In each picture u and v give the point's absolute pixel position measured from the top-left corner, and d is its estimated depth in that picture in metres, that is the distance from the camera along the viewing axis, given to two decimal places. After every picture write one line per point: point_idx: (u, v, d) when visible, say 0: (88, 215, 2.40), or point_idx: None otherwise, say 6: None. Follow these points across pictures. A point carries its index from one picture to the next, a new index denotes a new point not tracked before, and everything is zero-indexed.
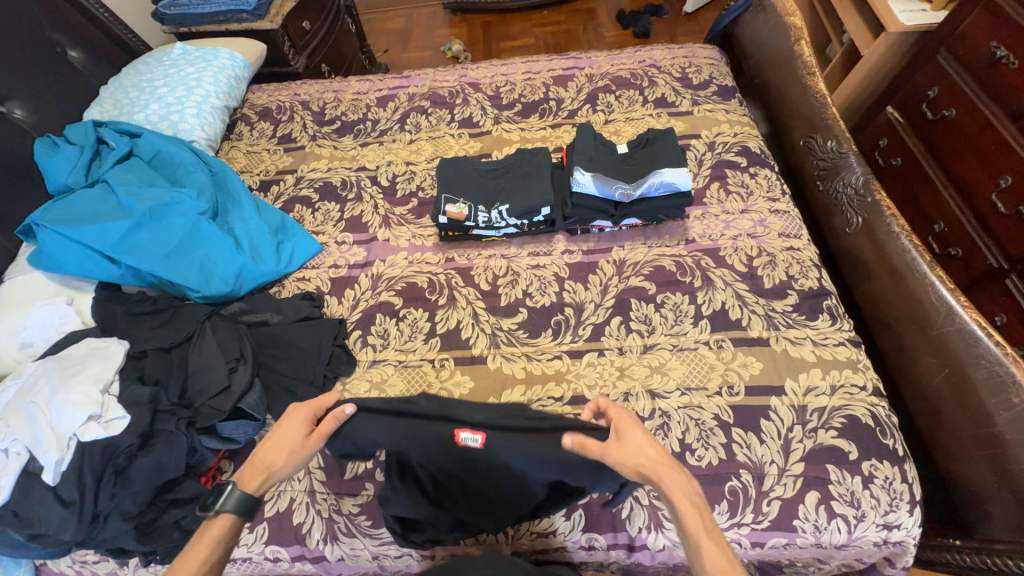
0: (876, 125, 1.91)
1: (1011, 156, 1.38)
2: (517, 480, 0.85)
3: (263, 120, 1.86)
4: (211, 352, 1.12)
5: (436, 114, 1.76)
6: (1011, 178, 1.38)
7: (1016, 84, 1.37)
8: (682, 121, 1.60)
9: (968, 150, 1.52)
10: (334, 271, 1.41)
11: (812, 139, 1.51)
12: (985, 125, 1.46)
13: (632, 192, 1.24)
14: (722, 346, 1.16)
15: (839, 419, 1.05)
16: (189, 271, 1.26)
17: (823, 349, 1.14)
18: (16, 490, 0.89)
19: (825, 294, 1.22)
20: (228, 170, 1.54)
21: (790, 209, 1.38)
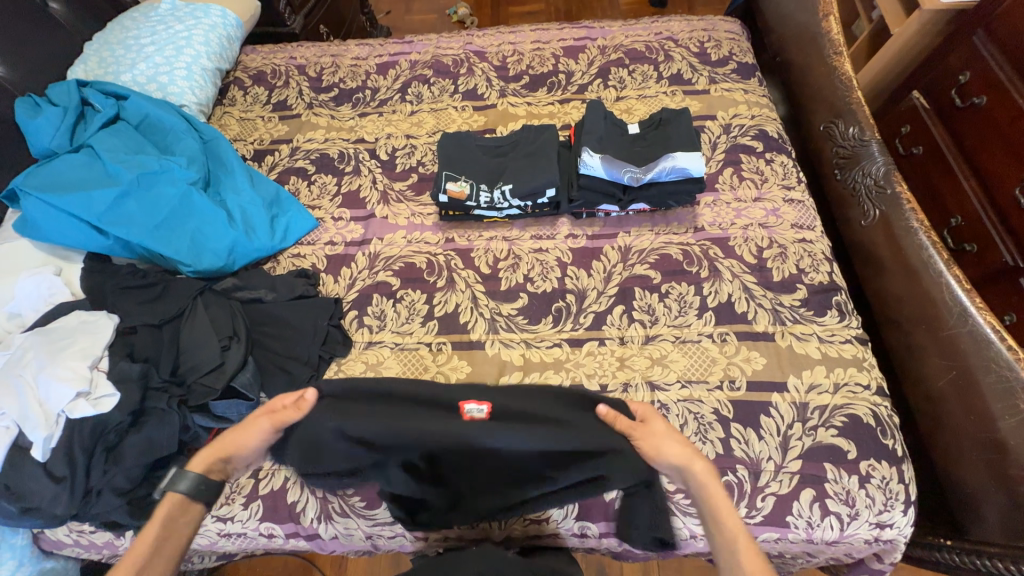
0: (900, 110, 1.82)
1: None
2: (505, 461, 0.84)
3: (258, 85, 1.77)
4: (204, 329, 1.09)
5: (439, 84, 1.68)
6: None
7: None
8: (698, 101, 1.52)
9: (995, 141, 1.45)
10: (330, 248, 1.37)
11: (833, 124, 1.44)
12: (1016, 114, 1.39)
13: (642, 176, 1.17)
14: (726, 339, 1.13)
15: (840, 418, 1.03)
16: (180, 244, 1.22)
17: (829, 346, 1.11)
18: (6, 464, 0.88)
19: (835, 289, 1.19)
20: (220, 137, 1.48)
21: (805, 198, 1.33)
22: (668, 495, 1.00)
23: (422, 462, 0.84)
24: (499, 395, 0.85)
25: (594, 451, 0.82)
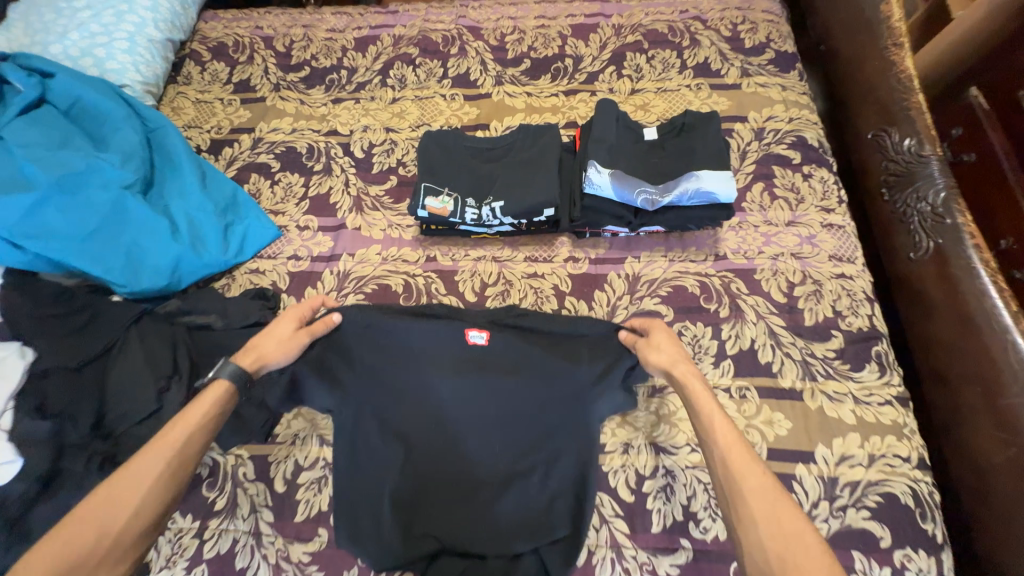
0: (956, 107, 1.32)
1: None
2: (492, 403, 0.88)
3: (217, 59, 1.53)
4: (137, 368, 0.94)
5: (425, 66, 1.44)
6: None
7: None
8: (727, 98, 1.30)
9: None
10: (294, 263, 1.19)
11: (884, 133, 1.22)
12: None
13: (659, 199, 0.98)
14: (745, 396, 0.97)
15: (874, 498, 0.89)
16: (113, 261, 1.05)
17: (865, 408, 0.95)
18: None
19: (875, 338, 1.02)
20: (168, 126, 1.27)
21: (846, 223, 1.14)
22: None
23: (411, 402, 0.88)
24: (501, 331, 0.89)
25: (571, 396, 0.87)
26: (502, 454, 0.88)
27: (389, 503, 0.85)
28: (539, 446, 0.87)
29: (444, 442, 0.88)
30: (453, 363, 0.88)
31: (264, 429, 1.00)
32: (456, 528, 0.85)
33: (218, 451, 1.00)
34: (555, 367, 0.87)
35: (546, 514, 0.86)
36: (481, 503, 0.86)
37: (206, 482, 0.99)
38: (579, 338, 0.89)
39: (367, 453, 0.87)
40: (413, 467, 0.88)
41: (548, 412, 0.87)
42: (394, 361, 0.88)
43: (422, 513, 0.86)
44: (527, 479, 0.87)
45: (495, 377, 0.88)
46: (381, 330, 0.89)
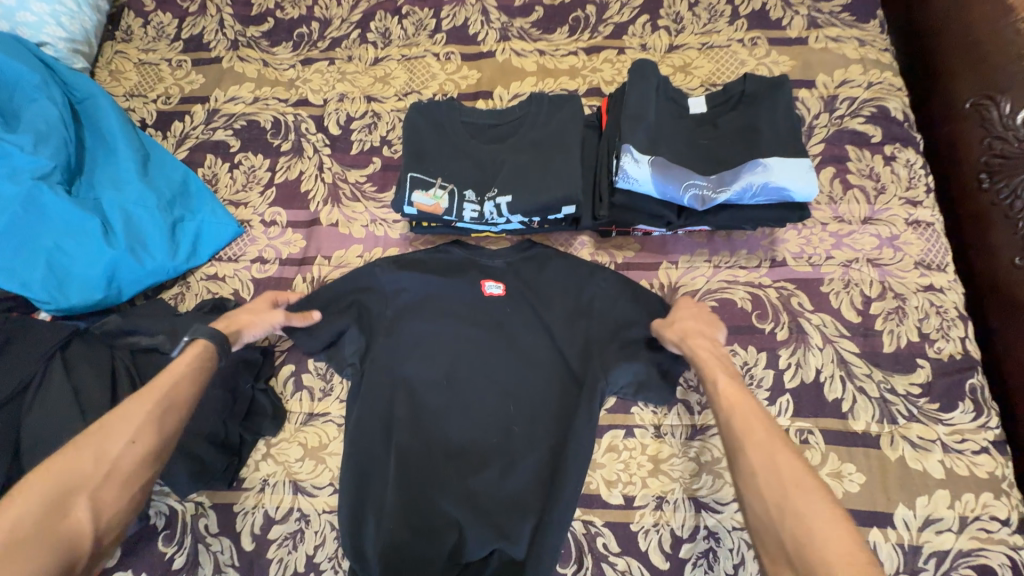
0: None
1: None
2: (507, 351, 0.87)
3: (162, 9, 1.25)
4: (65, 408, 0.77)
5: (413, 17, 1.17)
6: None
7: None
8: (790, 56, 1.04)
9: None
10: (259, 268, 0.99)
11: (990, 103, 0.95)
12: None
13: (712, 196, 0.76)
14: (808, 441, 0.79)
15: (965, 572, 0.72)
16: (33, 272, 0.86)
17: (956, 459, 0.78)
18: None
19: (972, 368, 0.82)
20: (99, 95, 1.03)
21: (938, 220, 0.91)
22: None
23: (426, 350, 0.87)
24: (516, 278, 0.90)
25: (589, 344, 0.85)
26: (514, 410, 0.84)
27: (396, 461, 0.81)
28: (557, 394, 0.84)
29: (456, 391, 0.85)
30: (469, 311, 0.90)
31: (227, 474, 0.84)
32: (465, 489, 0.80)
33: (175, 497, 0.85)
34: (571, 310, 0.87)
35: (561, 480, 0.80)
36: (491, 463, 0.81)
37: (162, 534, 0.84)
38: (596, 285, 0.88)
39: (376, 405, 0.84)
40: (424, 422, 0.84)
41: (566, 364, 0.85)
42: (409, 311, 0.89)
43: (428, 474, 0.81)
44: (540, 436, 0.82)
45: (510, 324, 0.88)
46: (401, 283, 0.90)
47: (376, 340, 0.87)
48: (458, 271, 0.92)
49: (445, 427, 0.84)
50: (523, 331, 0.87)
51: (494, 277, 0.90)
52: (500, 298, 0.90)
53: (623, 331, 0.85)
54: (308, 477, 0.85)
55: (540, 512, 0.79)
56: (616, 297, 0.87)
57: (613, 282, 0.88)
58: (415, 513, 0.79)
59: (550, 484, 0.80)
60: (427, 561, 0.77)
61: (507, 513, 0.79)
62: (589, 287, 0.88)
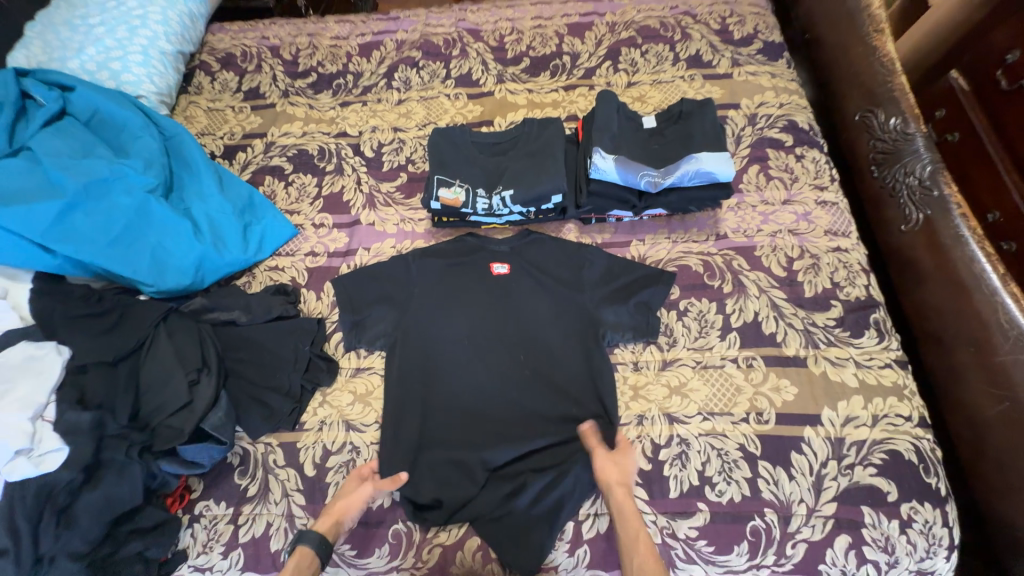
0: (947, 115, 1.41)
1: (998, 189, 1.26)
2: (515, 314, 1.10)
3: (226, 69, 1.58)
4: (168, 362, 0.97)
5: (429, 68, 1.50)
6: (998, 213, 1.26)
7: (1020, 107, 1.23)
8: (720, 87, 1.36)
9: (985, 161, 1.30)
10: (311, 260, 1.23)
11: (872, 114, 1.27)
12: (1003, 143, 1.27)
13: (661, 180, 1.04)
14: (752, 365, 1.02)
15: (880, 455, 0.93)
16: (139, 262, 1.09)
17: (867, 373, 1.00)
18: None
19: (873, 306, 1.07)
20: (184, 133, 1.31)
21: (840, 199, 1.19)
22: (688, 542, 0.91)
23: (449, 317, 1.11)
24: (518, 258, 1.15)
25: (581, 304, 1.09)
26: (523, 358, 1.06)
27: (433, 402, 1.04)
28: (558, 344, 1.07)
29: (475, 347, 1.08)
30: (482, 286, 1.14)
31: (291, 417, 1.04)
32: (488, 421, 1.02)
33: (248, 440, 1.04)
34: (565, 280, 1.12)
35: (564, 408, 1.03)
36: (508, 400, 1.03)
37: (236, 470, 1.02)
38: (582, 260, 1.13)
39: (412, 362, 1.07)
40: (449, 373, 1.06)
41: (563, 320, 1.09)
42: (434, 288, 1.13)
43: (457, 412, 1.03)
44: (545, 379, 1.05)
45: (516, 293, 1.12)
46: (427, 267, 1.15)
47: (409, 311, 1.11)
48: (471, 255, 1.17)
49: (467, 376, 1.06)
50: (526, 299, 1.11)
51: (501, 259, 1.16)
52: (508, 275, 1.14)
53: (608, 290, 1.10)
54: (357, 418, 1.05)
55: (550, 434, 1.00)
56: (599, 270, 1.12)
57: (597, 257, 1.13)
58: (450, 442, 1.01)
59: (554, 412, 1.02)
60: (462, 475, 0.98)
61: (522, 435, 1.00)
62: (579, 261, 1.13)
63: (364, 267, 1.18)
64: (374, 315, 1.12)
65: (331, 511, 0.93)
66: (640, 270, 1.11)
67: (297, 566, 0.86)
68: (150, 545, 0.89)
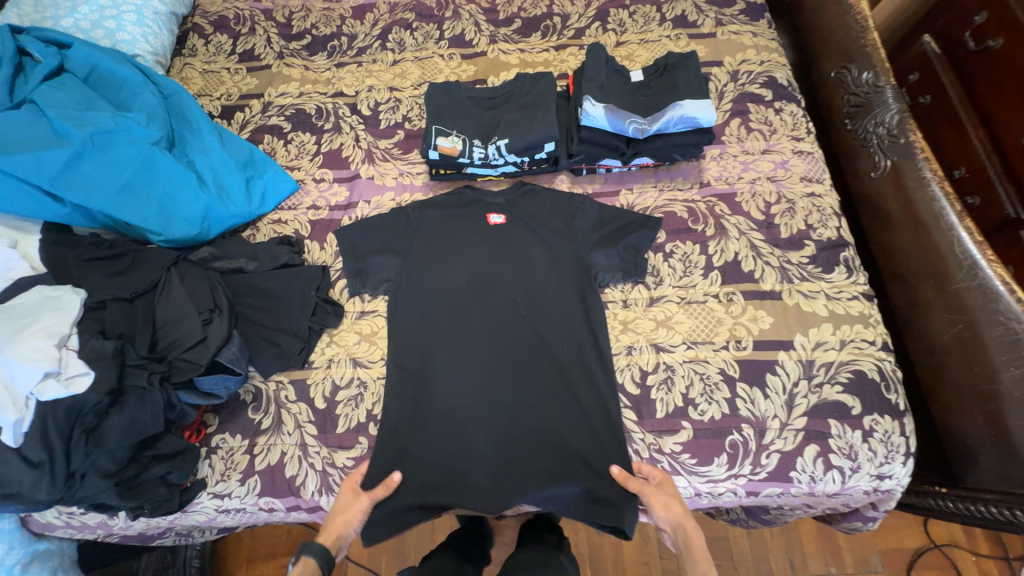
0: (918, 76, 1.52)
1: (964, 146, 1.37)
2: (511, 261, 1.15)
3: (219, 31, 1.58)
4: (182, 301, 1.02)
5: (422, 30, 1.53)
6: (964, 169, 1.37)
7: (983, 68, 1.33)
8: (704, 45, 1.41)
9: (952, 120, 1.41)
10: (313, 213, 1.28)
11: (846, 70, 1.34)
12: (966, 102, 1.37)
13: (647, 127, 1.11)
14: (732, 299, 1.10)
15: (846, 374, 1.02)
16: (147, 211, 1.12)
17: (836, 303, 1.09)
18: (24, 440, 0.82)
19: (843, 245, 1.15)
20: (183, 91, 1.33)
21: (815, 149, 1.26)
22: (674, 455, 0.99)
23: (448, 265, 1.15)
24: (514, 209, 1.21)
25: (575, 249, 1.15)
26: (519, 302, 1.11)
27: (435, 351, 1.08)
28: (554, 288, 1.12)
29: (473, 294, 1.13)
30: (480, 235, 1.19)
31: (301, 355, 1.09)
32: (487, 365, 1.06)
33: (259, 379, 1.09)
34: (560, 229, 1.17)
35: (563, 360, 1.06)
36: (508, 351, 1.07)
37: (249, 405, 1.07)
38: (575, 208, 1.19)
39: (412, 308, 1.12)
40: (450, 319, 1.11)
41: (558, 265, 1.14)
42: (433, 239, 1.18)
43: (459, 363, 1.07)
44: (542, 323, 1.09)
45: (513, 242, 1.17)
46: (428, 220, 1.20)
47: (411, 263, 1.16)
48: (469, 206, 1.22)
49: (469, 328, 1.10)
50: (523, 247, 1.16)
51: (497, 210, 1.21)
52: (504, 227, 1.19)
53: (600, 237, 1.16)
54: (364, 355, 1.11)
55: (549, 382, 1.05)
56: (591, 218, 1.18)
57: (587, 205, 1.19)
58: (452, 391, 1.05)
59: (550, 350, 1.07)
60: (463, 423, 1.03)
61: (520, 372, 1.06)
62: (572, 209, 1.19)
63: (363, 219, 1.23)
64: (375, 264, 1.16)
65: (335, 526, 0.90)
66: (629, 216, 1.18)
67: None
68: (173, 469, 0.95)
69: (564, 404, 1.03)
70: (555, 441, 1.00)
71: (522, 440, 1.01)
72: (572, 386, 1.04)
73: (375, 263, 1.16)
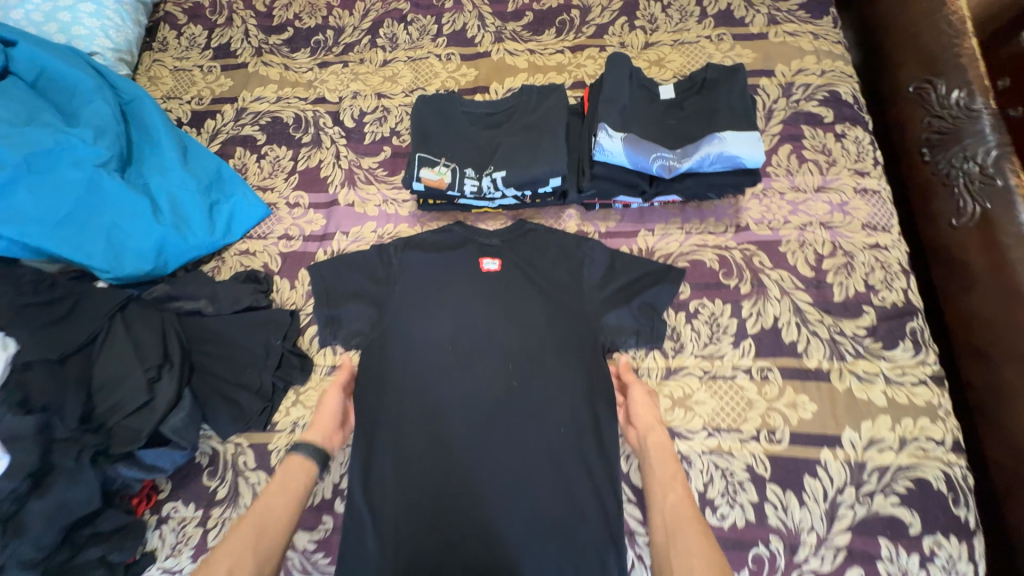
0: None
1: None
2: (505, 316, 0.99)
3: (193, 22, 1.41)
4: (125, 358, 0.90)
5: (418, 23, 1.32)
6: None
7: None
8: (752, 49, 1.17)
9: None
10: (285, 244, 1.13)
11: (929, 86, 1.09)
12: None
13: (677, 165, 0.91)
14: (767, 377, 0.91)
15: (905, 483, 0.83)
16: (93, 246, 1.00)
17: (897, 389, 0.89)
18: None
19: (911, 313, 0.94)
20: (144, 95, 1.17)
21: (883, 187, 1.03)
22: None
23: (433, 319, 1.00)
24: (510, 252, 1.03)
25: (581, 306, 0.98)
26: (512, 368, 0.96)
27: (413, 425, 0.94)
28: (553, 353, 0.96)
29: (459, 354, 0.98)
30: (470, 283, 1.03)
31: (262, 417, 0.97)
32: (472, 442, 0.92)
33: (217, 440, 0.98)
34: (562, 282, 1.00)
35: (560, 444, 0.91)
36: (496, 430, 0.93)
37: (205, 470, 0.96)
38: (581, 254, 1.01)
39: (389, 369, 0.98)
40: (432, 384, 0.96)
41: (561, 324, 0.97)
42: (416, 286, 1.02)
43: (438, 442, 0.93)
44: (537, 394, 0.94)
45: (508, 293, 1.01)
46: (410, 264, 1.04)
47: (390, 315, 1.01)
48: (459, 247, 1.05)
49: (451, 399, 0.95)
50: (519, 302, 1.00)
51: (491, 254, 1.04)
52: (499, 274, 1.02)
53: (612, 292, 0.98)
54: None
55: (542, 466, 0.90)
56: (601, 267, 1.00)
57: (597, 250, 1.01)
58: (430, 470, 0.92)
59: (546, 429, 0.92)
60: (439, 513, 0.89)
61: (509, 453, 0.91)
62: (579, 256, 1.01)
63: (341, 254, 1.08)
64: (349, 313, 1.02)
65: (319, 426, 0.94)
66: (644, 265, 0.99)
67: (290, 472, 0.88)
68: (112, 550, 0.84)
69: (559, 494, 0.89)
70: (544, 544, 0.87)
71: (507, 540, 0.87)
72: (569, 472, 0.90)
73: (351, 314, 1.01)
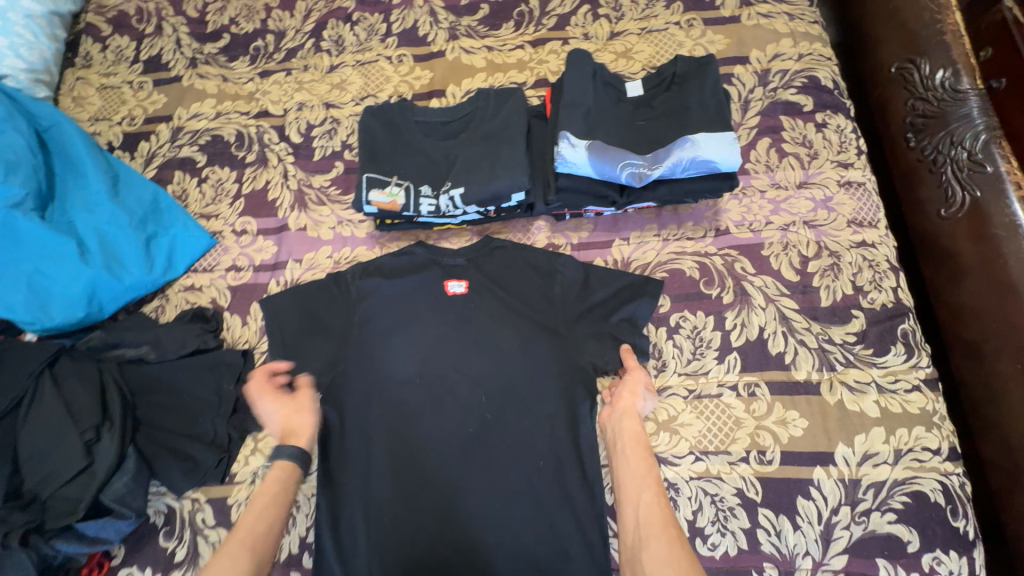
0: None
1: None
2: (476, 342, 0.92)
3: (119, 32, 1.28)
4: (55, 422, 0.81)
5: (365, 22, 1.21)
6: None
7: None
8: (724, 35, 1.09)
9: None
10: (234, 276, 1.04)
11: (912, 66, 1.02)
12: None
13: (648, 172, 0.84)
14: (755, 393, 0.86)
15: (901, 499, 0.79)
16: (14, 295, 0.92)
17: (889, 398, 0.84)
18: None
19: (902, 314, 0.89)
20: (64, 120, 1.04)
21: (868, 179, 0.97)
22: None
23: (398, 351, 0.93)
24: (477, 273, 0.96)
25: (556, 330, 0.91)
26: (486, 399, 0.89)
27: (382, 468, 0.87)
28: (530, 380, 0.89)
29: (429, 388, 0.90)
30: (437, 309, 0.95)
31: (218, 469, 0.89)
32: (448, 482, 0.86)
33: (172, 497, 0.90)
34: (534, 304, 0.93)
35: (542, 478, 0.86)
36: (472, 467, 0.86)
37: (161, 531, 0.88)
38: (553, 271, 0.94)
39: (354, 408, 0.90)
40: (401, 421, 0.89)
41: (536, 350, 0.90)
42: (379, 316, 0.95)
43: (412, 484, 0.86)
44: (514, 426, 0.88)
45: (478, 317, 0.93)
46: (370, 291, 0.96)
47: (350, 351, 0.92)
48: (422, 270, 0.97)
49: (424, 436, 0.88)
50: (490, 327, 0.92)
51: (457, 275, 0.96)
52: (466, 297, 0.95)
53: (588, 311, 0.91)
54: None
55: (524, 503, 0.85)
56: (575, 283, 0.93)
57: (570, 264, 0.93)
58: (404, 515, 0.85)
59: (525, 463, 0.86)
60: (417, 560, 0.83)
61: (488, 491, 0.85)
62: (552, 274, 0.93)
63: (295, 285, 0.99)
64: (303, 350, 0.93)
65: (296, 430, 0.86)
66: (620, 278, 0.92)
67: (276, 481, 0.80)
68: None
69: (543, 532, 0.84)
70: None
71: None
72: (552, 508, 0.85)
73: (304, 351, 0.93)
